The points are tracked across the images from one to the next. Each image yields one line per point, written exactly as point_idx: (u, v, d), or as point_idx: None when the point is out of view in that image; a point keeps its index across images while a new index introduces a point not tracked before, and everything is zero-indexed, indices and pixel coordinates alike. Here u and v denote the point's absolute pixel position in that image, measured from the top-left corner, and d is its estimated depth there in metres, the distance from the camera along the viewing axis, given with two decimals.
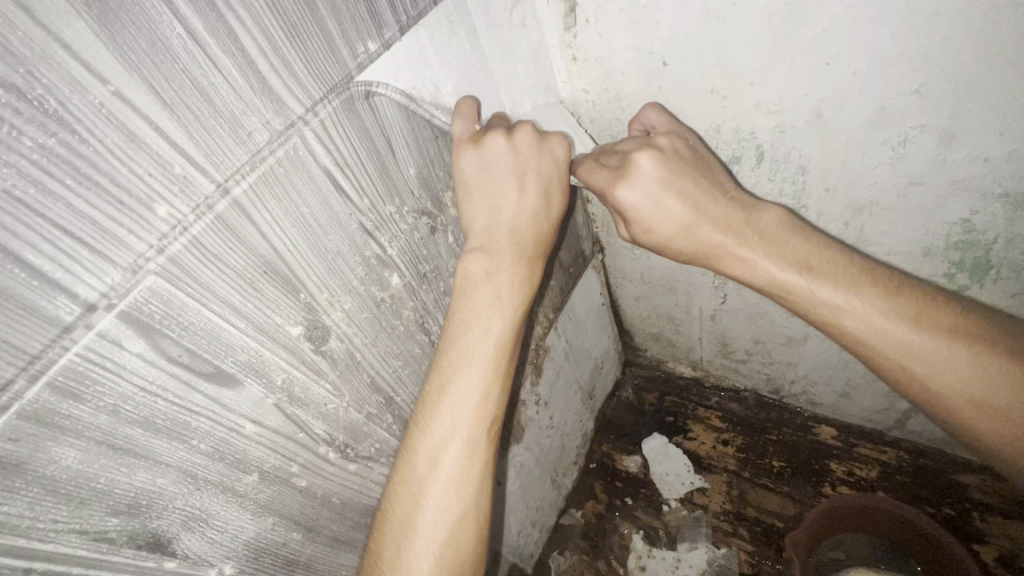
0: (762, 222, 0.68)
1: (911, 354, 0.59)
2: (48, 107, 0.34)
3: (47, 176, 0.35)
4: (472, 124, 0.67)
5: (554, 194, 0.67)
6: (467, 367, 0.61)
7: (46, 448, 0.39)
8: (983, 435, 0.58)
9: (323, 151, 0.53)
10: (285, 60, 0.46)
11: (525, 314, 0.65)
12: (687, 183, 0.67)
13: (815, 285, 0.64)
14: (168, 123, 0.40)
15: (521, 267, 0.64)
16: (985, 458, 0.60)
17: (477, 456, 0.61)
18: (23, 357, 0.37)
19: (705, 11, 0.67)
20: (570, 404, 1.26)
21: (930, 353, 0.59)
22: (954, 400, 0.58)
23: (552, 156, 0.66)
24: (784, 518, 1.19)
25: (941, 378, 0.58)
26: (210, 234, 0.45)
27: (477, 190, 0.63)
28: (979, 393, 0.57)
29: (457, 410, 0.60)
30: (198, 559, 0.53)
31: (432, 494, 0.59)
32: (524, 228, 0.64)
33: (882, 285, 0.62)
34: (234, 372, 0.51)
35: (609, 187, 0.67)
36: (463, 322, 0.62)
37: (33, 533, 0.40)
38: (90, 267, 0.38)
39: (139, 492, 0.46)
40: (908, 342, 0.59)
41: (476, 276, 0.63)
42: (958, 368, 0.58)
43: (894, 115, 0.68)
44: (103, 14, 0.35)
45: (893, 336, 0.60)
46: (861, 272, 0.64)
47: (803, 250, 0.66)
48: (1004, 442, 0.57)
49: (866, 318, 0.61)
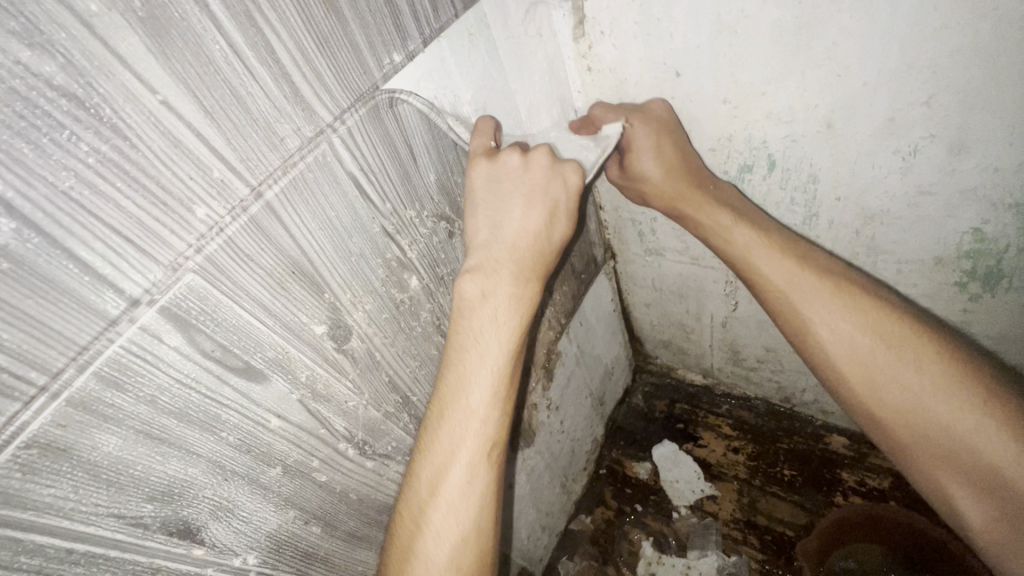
0: (711, 187, 0.84)
1: (801, 292, 0.72)
2: (103, 115, 0.36)
3: (99, 179, 0.37)
4: (488, 140, 0.67)
5: (560, 217, 0.65)
6: (467, 391, 0.61)
7: (91, 434, 0.41)
8: (844, 367, 0.69)
9: (349, 157, 0.55)
10: (316, 71, 0.49)
11: (526, 336, 0.64)
12: (676, 137, 0.83)
13: (737, 229, 0.78)
14: (209, 131, 0.42)
15: (519, 289, 0.63)
16: (846, 399, 0.70)
17: (478, 483, 0.60)
18: (74, 348, 0.39)
19: (717, 23, 0.69)
20: (581, 410, 1.27)
21: (820, 296, 0.71)
22: (829, 335, 0.69)
23: (562, 180, 0.65)
24: (795, 527, 1.18)
25: (822, 317, 0.70)
26: (244, 235, 0.48)
27: (484, 206, 0.65)
28: (852, 333, 0.68)
29: (459, 433, 0.60)
30: (224, 548, 0.55)
31: (433, 519, 0.59)
32: (524, 245, 0.63)
33: (799, 249, 0.76)
34: (262, 368, 0.53)
35: (624, 118, 0.80)
36: (461, 346, 0.62)
37: (76, 516, 0.42)
38: (135, 265, 0.41)
39: (172, 480, 0.48)
40: (803, 283, 0.72)
41: (473, 299, 0.62)
42: (838, 311, 0.69)
43: (904, 126, 0.69)
44: (155, 30, 0.37)
45: (802, 290, 0.72)
46: (780, 234, 0.78)
47: (740, 210, 0.81)
48: (859, 376, 0.68)
49: (773, 258, 0.75)
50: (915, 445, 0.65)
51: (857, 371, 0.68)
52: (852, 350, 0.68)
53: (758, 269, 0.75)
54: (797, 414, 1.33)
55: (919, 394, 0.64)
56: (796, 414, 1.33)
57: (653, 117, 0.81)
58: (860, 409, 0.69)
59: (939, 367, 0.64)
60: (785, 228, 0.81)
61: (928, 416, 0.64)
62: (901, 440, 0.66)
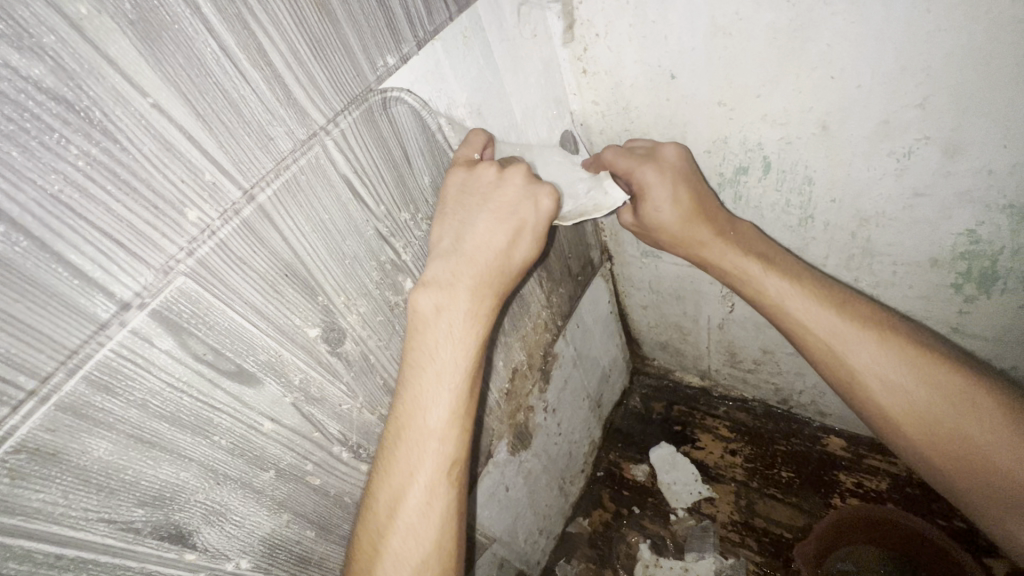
0: (732, 225, 0.84)
1: (834, 337, 0.72)
2: (93, 118, 0.36)
3: (89, 182, 0.37)
4: (475, 152, 0.68)
5: (526, 238, 0.64)
6: (424, 410, 0.60)
7: (80, 438, 0.41)
8: (887, 412, 0.69)
9: (343, 160, 0.55)
10: (308, 73, 0.49)
11: (483, 350, 0.63)
12: (690, 176, 0.82)
13: (763, 273, 0.79)
14: (200, 133, 0.42)
15: (477, 305, 0.62)
16: (892, 439, 0.71)
17: (438, 503, 0.59)
18: (63, 352, 0.39)
19: (712, 25, 0.69)
20: (578, 413, 1.27)
21: (853, 341, 0.71)
22: (868, 381, 0.70)
23: (533, 203, 0.63)
24: (793, 529, 1.18)
25: (858, 362, 0.70)
26: (236, 238, 0.47)
27: (451, 216, 0.64)
28: (889, 376, 0.69)
29: (417, 453, 0.59)
30: (217, 552, 0.55)
31: (392, 541, 0.58)
32: (484, 261, 0.62)
33: (823, 289, 0.77)
34: (255, 371, 0.53)
35: (634, 165, 0.80)
36: (416, 362, 0.61)
37: (66, 521, 0.42)
38: (126, 268, 0.41)
39: (164, 485, 0.48)
40: (834, 328, 0.72)
41: (426, 313, 0.61)
42: (873, 355, 0.70)
43: (898, 128, 0.69)
44: (146, 33, 0.37)
45: (834, 336, 0.72)
46: (804, 275, 0.79)
47: (762, 249, 0.82)
48: (904, 418, 0.68)
49: (800, 304, 0.75)
50: (969, 484, 0.65)
51: (903, 416, 0.68)
52: (894, 394, 0.68)
53: (789, 316, 0.76)
54: (791, 416, 1.35)
55: (974, 439, 0.64)
56: (789, 415, 1.35)
57: (666, 166, 0.80)
58: (908, 448, 0.70)
59: (979, 404, 0.65)
60: (804, 264, 0.82)
61: (988, 461, 0.64)
62: (956, 480, 0.66)
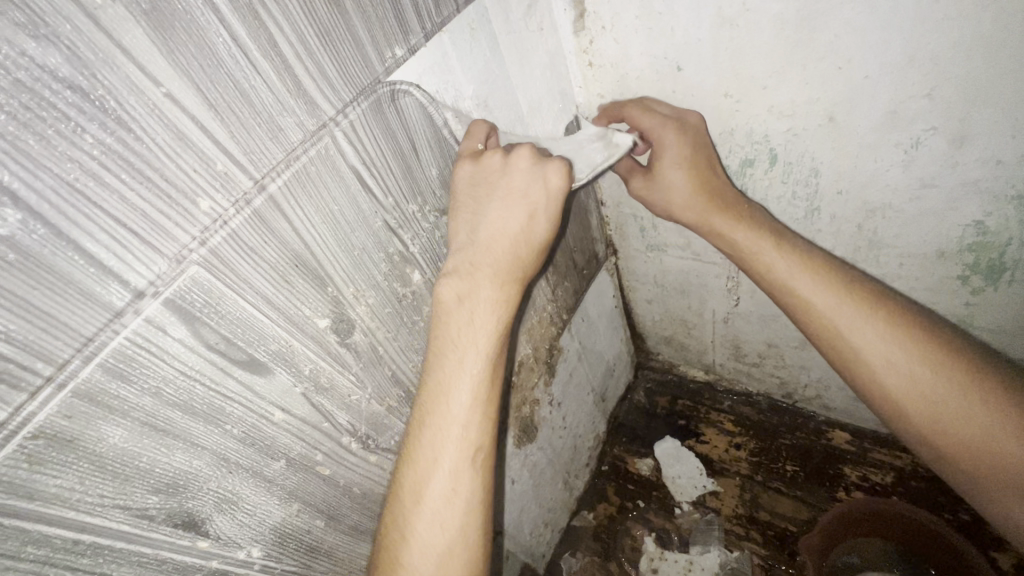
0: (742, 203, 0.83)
1: (841, 317, 0.72)
2: (108, 107, 0.36)
3: (104, 171, 0.37)
4: (479, 141, 0.67)
5: (542, 219, 0.63)
6: (447, 398, 0.60)
7: (96, 426, 0.41)
8: (892, 392, 0.69)
9: (351, 151, 0.56)
10: (318, 64, 0.49)
11: (505, 336, 0.63)
12: (705, 146, 0.82)
13: (771, 252, 0.78)
14: (212, 123, 0.42)
15: (498, 292, 0.62)
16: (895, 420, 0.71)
17: (462, 491, 0.59)
18: (78, 339, 0.39)
19: (718, 16, 0.69)
20: (582, 407, 1.28)
21: (861, 320, 0.71)
22: (875, 361, 0.69)
23: (542, 181, 0.63)
24: (798, 523, 1.18)
25: (864, 341, 0.70)
26: (247, 228, 0.48)
27: (464, 209, 0.65)
28: (894, 357, 0.69)
29: (440, 441, 0.59)
30: (229, 540, 0.56)
31: (418, 529, 0.58)
32: (502, 248, 0.62)
33: (833, 269, 0.76)
34: (266, 361, 0.53)
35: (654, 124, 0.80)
36: (439, 352, 0.61)
37: (81, 507, 0.42)
38: (140, 257, 0.41)
39: (177, 472, 0.48)
40: (843, 308, 0.72)
41: (449, 303, 0.61)
42: (879, 335, 0.70)
43: (905, 118, 0.69)
44: (158, 23, 0.37)
45: (842, 316, 0.72)
46: (813, 254, 0.78)
47: (771, 228, 0.81)
48: (910, 400, 0.68)
49: (808, 283, 0.75)
50: (969, 467, 0.66)
51: (908, 397, 0.68)
52: (899, 375, 0.68)
53: (796, 295, 0.75)
54: (799, 410, 1.34)
55: (978, 423, 0.64)
56: (798, 409, 1.34)
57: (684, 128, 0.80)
58: (910, 430, 0.70)
59: (984, 389, 0.65)
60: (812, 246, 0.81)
61: (993, 445, 0.64)
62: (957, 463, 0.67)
